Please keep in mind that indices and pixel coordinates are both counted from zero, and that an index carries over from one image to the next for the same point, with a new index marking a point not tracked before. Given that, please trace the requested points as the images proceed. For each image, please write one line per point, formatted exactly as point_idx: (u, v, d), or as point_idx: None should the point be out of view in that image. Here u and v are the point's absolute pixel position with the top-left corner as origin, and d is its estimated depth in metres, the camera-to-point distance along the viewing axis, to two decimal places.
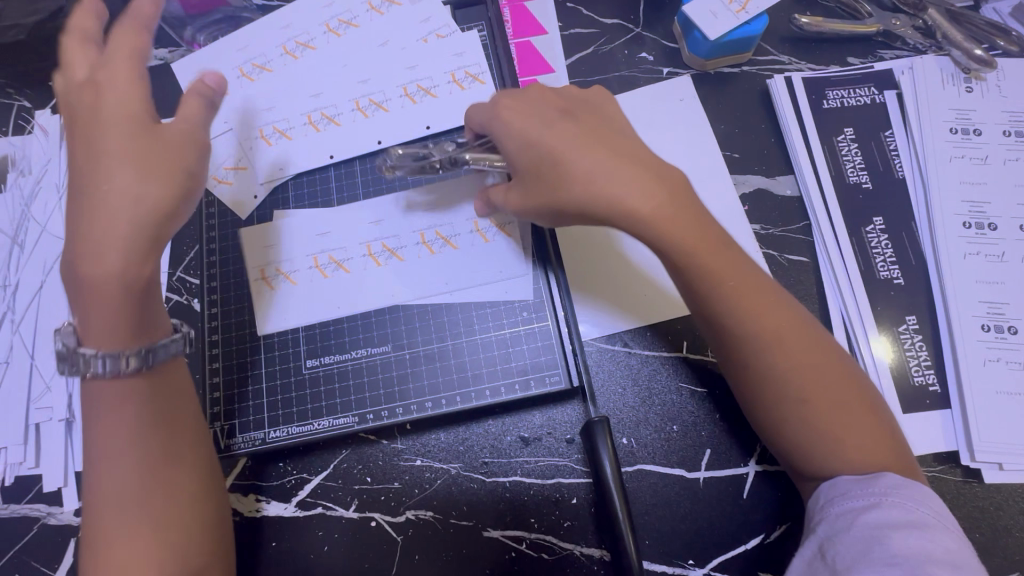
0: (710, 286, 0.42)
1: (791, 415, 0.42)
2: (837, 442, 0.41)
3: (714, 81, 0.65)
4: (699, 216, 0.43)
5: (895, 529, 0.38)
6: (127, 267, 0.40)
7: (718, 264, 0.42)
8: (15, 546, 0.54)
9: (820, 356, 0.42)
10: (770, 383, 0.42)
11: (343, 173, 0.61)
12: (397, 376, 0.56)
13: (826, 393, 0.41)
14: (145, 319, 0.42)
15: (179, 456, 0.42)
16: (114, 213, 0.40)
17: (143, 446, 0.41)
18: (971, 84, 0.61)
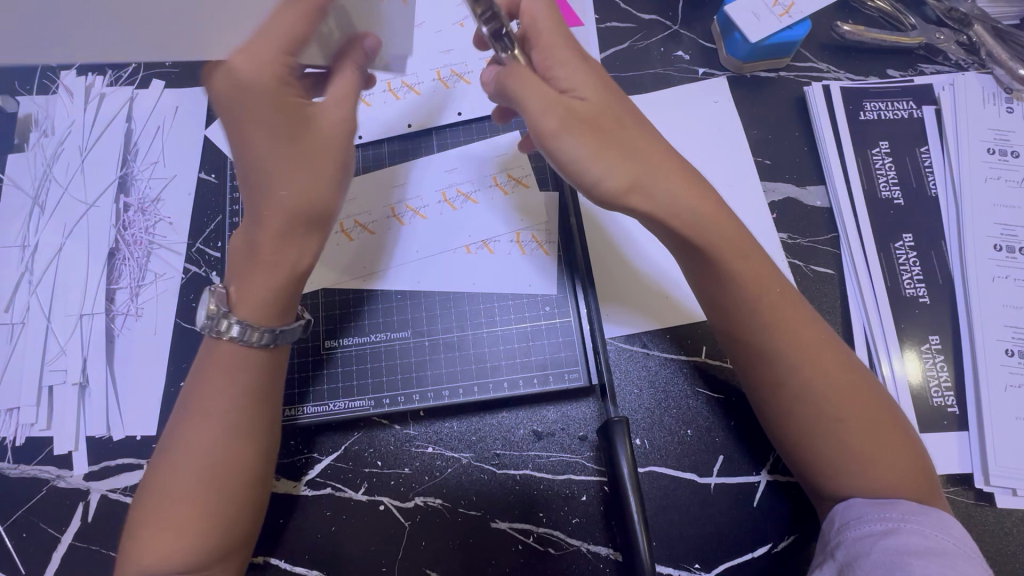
0: (744, 298, 0.43)
1: (810, 431, 0.43)
2: (855, 463, 0.42)
3: (750, 85, 0.64)
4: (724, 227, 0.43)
5: (916, 555, 0.38)
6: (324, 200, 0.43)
7: (751, 280, 0.43)
8: (24, 505, 0.54)
9: (849, 376, 0.43)
10: (802, 390, 0.43)
11: (371, 154, 0.62)
12: (415, 363, 0.56)
13: (851, 415, 0.42)
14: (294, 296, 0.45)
15: (256, 433, 0.44)
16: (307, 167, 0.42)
17: (232, 415, 0.43)
18: (1012, 104, 0.60)
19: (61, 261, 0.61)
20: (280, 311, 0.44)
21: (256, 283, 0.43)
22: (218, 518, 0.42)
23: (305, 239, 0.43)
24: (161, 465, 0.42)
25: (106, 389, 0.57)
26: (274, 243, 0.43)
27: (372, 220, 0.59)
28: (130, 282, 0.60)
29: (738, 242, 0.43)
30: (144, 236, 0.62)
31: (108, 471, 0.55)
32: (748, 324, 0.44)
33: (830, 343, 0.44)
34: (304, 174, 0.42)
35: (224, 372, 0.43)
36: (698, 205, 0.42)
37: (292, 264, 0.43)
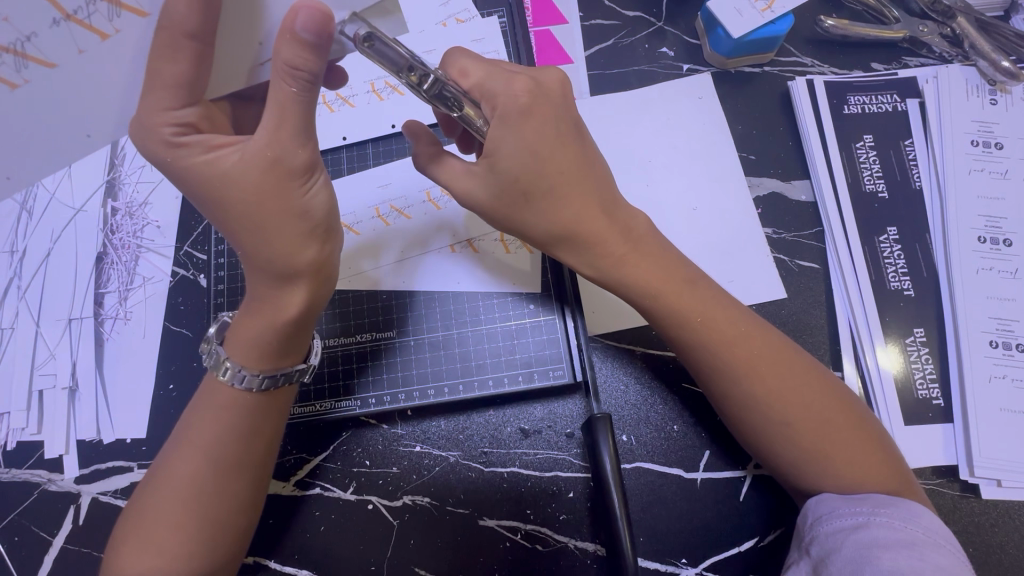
0: (678, 324, 0.45)
1: (766, 437, 0.44)
2: (820, 465, 0.43)
3: (734, 80, 0.64)
4: (639, 258, 0.47)
5: (885, 548, 0.38)
6: (296, 252, 0.42)
7: (682, 304, 0.45)
8: (15, 510, 0.55)
9: (799, 380, 0.44)
10: (752, 408, 0.44)
11: (356, 154, 0.62)
12: (401, 363, 0.56)
13: (799, 418, 0.43)
14: (292, 346, 0.45)
15: (244, 467, 0.44)
16: (279, 228, 0.41)
17: (219, 450, 0.43)
18: (995, 97, 0.60)
19: (49, 266, 0.61)
20: (275, 356, 0.44)
21: (243, 335, 0.44)
22: (195, 544, 0.42)
23: (284, 291, 0.43)
24: (150, 490, 0.43)
25: (96, 393, 0.57)
26: (262, 302, 0.44)
27: (357, 221, 0.59)
28: (118, 286, 0.61)
29: (654, 271, 0.46)
30: (131, 240, 0.62)
31: (99, 475, 0.55)
32: (686, 339, 0.45)
33: (777, 348, 0.45)
34: (278, 234, 0.41)
35: (219, 406, 0.44)
36: (607, 245, 0.46)
37: (273, 316, 0.43)
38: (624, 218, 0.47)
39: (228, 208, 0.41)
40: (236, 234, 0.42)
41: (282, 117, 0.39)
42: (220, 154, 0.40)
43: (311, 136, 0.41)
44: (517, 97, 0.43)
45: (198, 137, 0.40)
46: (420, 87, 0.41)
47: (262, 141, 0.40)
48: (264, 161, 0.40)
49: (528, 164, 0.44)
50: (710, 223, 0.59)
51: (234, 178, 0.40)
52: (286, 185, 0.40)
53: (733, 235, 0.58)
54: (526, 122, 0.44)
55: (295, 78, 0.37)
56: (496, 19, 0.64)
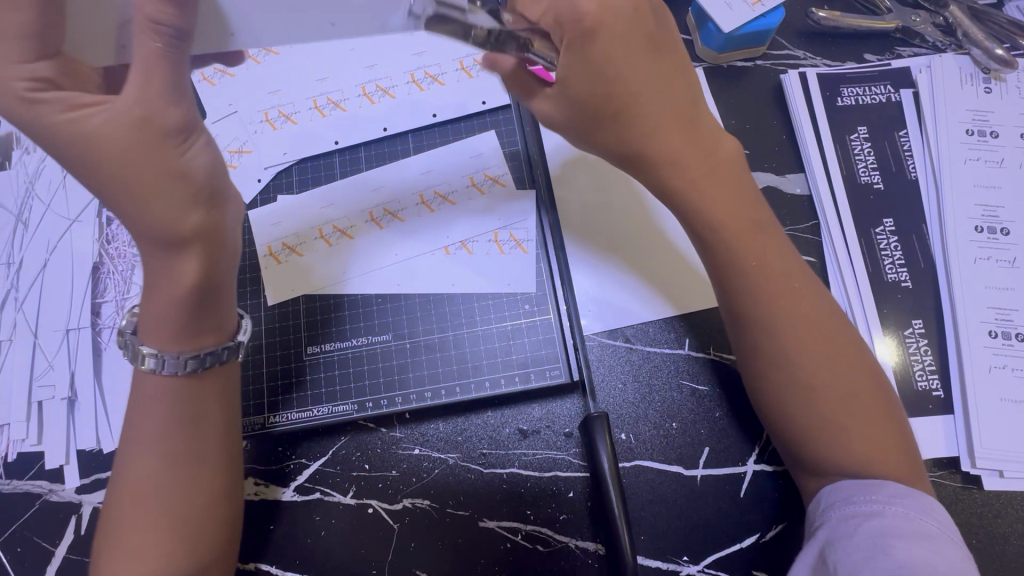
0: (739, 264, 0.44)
1: (789, 400, 0.43)
2: (839, 432, 0.42)
3: (727, 74, 0.64)
4: (729, 187, 0.45)
5: (900, 537, 0.38)
6: (185, 216, 0.41)
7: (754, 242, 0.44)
8: (17, 521, 0.55)
9: (836, 344, 0.43)
10: (780, 364, 0.43)
11: (348, 158, 0.62)
12: (398, 365, 0.56)
13: (831, 381, 0.43)
14: (196, 323, 0.44)
15: (202, 452, 0.44)
16: (158, 188, 0.40)
17: (170, 440, 0.43)
18: (990, 85, 0.60)
19: (45, 276, 0.61)
20: (180, 330, 0.44)
21: (151, 314, 0.44)
22: (169, 544, 0.42)
23: (179, 258, 0.42)
24: (116, 501, 0.43)
25: (95, 402, 0.57)
26: (158, 270, 0.43)
27: (351, 224, 0.59)
28: (115, 295, 0.61)
29: (727, 207, 0.44)
30: (127, 249, 0.62)
31: (99, 484, 0.55)
32: (742, 284, 0.44)
33: (822, 309, 0.44)
34: (159, 196, 0.40)
35: (155, 396, 0.44)
36: (681, 177, 0.44)
37: (171, 284, 0.42)
38: (709, 140, 0.45)
39: (101, 171, 0.40)
40: (110, 194, 0.40)
41: (150, 75, 0.39)
42: (83, 114, 0.38)
43: (185, 94, 0.41)
44: (626, 7, 0.41)
45: (55, 94, 0.38)
46: (488, 38, 0.43)
47: (130, 99, 0.39)
48: (134, 119, 0.39)
49: (620, 81, 0.42)
50: None
51: (104, 141, 0.39)
52: (155, 146, 0.40)
53: None
54: (630, 39, 0.41)
55: (159, 33, 0.38)
56: None
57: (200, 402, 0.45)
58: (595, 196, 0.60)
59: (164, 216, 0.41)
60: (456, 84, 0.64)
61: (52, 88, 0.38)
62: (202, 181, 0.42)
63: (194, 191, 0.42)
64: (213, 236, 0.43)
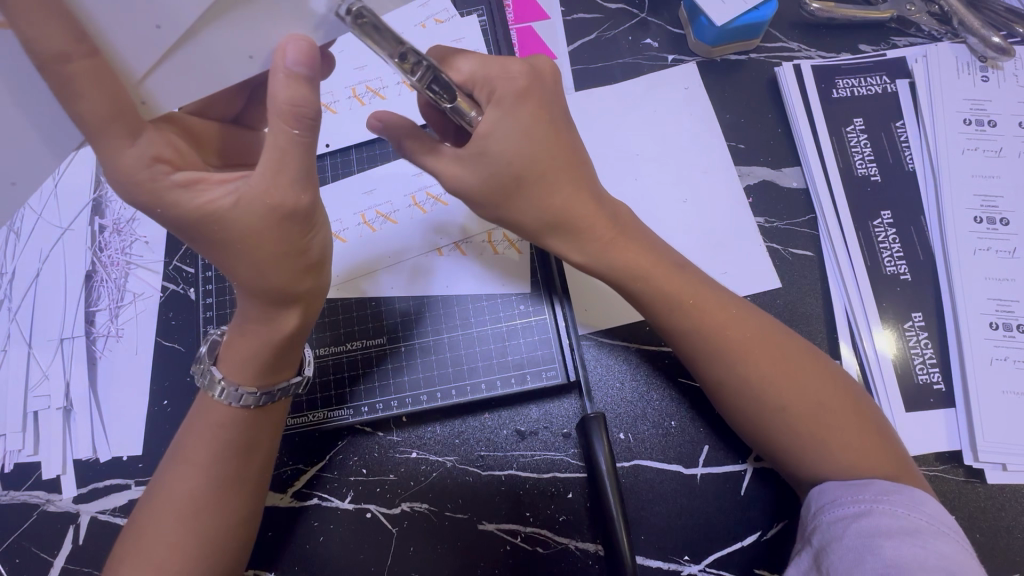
0: (670, 312, 0.46)
1: (763, 425, 0.44)
2: (821, 456, 0.42)
3: (720, 69, 0.63)
4: (634, 246, 0.47)
5: (888, 537, 0.37)
6: (292, 281, 0.41)
7: (673, 289, 0.45)
8: (15, 532, 0.55)
9: (794, 372, 0.43)
10: (747, 394, 0.44)
11: (339, 161, 0.62)
12: (394, 370, 0.55)
13: (794, 405, 0.43)
14: (283, 362, 0.45)
15: (245, 477, 0.44)
16: (280, 267, 0.40)
17: (219, 464, 0.43)
18: (987, 74, 0.59)
19: (39, 285, 0.61)
20: (267, 372, 0.44)
21: (238, 351, 0.44)
22: (191, 563, 0.42)
23: (283, 316, 0.43)
24: (149, 508, 0.43)
25: (91, 412, 0.57)
26: (254, 320, 0.43)
27: (342, 228, 0.59)
28: (109, 303, 0.60)
29: (641, 254, 0.46)
30: (120, 256, 0.62)
31: (96, 493, 0.55)
32: (677, 322, 0.45)
33: (765, 335, 0.45)
34: (268, 267, 0.40)
35: (214, 422, 0.44)
36: (595, 232, 0.46)
37: (267, 335, 0.43)
38: (611, 205, 0.47)
39: (222, 244, 0.39)
40: (221, 260, 0.40)
41: (283, 163, 0.37)
42: (213, 197, 0.38)
43: (312, 178, 0.39)
44: (514, 80, 0.43)
45: (176, 177, 0.37)
46: (412, 76, 0.40)
47: (260, 188, 0.37)
48: (267, 208, 0.37)
49: (520, 146, 0.43)
50: (701, 214, 0.58)
51: (238, 227, 0.38)
52: (287, 231, 0.39)
53: (725, 226, 0.58)
54: (521, 107, 0.43)
55: (298, 119, 0.36)
56: (476, 18, 0.64)
57: (258, 433, 0.45)
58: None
59: (275, 281, 0.41)
60: None
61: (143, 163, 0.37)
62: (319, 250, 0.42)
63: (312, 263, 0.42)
64: (313, 293, 0.44)
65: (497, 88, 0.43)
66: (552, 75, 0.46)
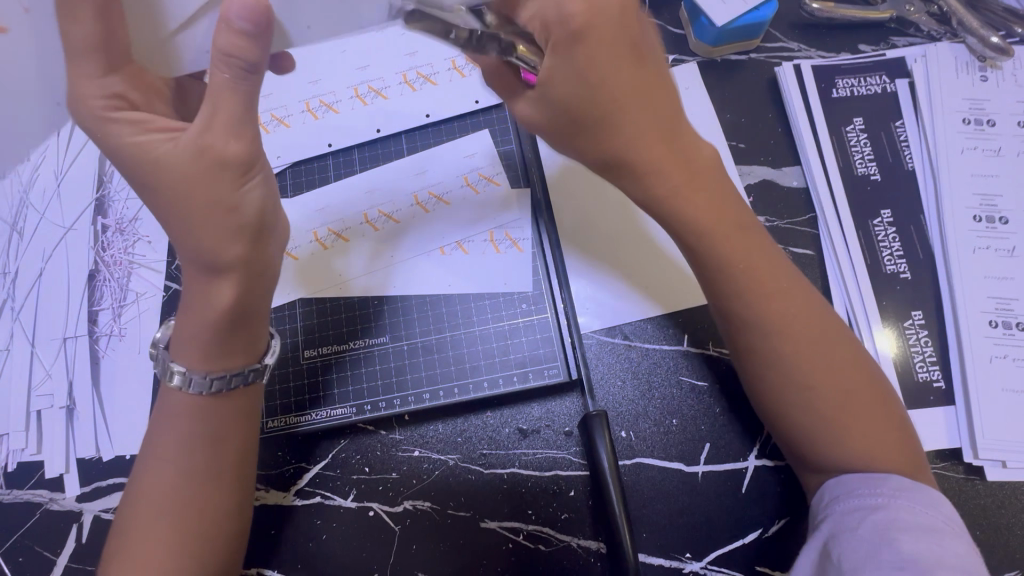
0: (723, 266, 0.44)
1: (783, 403, 0.44)
2: (840, 433, 0.42)
3: (720, 68, 0.63)
4: (711, 194, 0.44)
5: (905, 532, 0.37)
6: (223, 246, 0.41)
7: (736, 243, 0.44)
8: (17, 531, 0.55)
9: (828, 342, 0.44)
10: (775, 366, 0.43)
11: (341, 161, 0.62)
12: (396, 368, 0.56)
13: (822, 382, 0.43)
14: (226, 346, 0.44)
15: (217, 470, 0.44)
16: (210, 221, 0.40)
17: (189, 455, 0.43)
18: (986, 73, 0.60)
19: (41, 285, 0.61)
20: (210, 352, 0.44)
21: (184, 330, 0.44)
22: (172, 560, 0.42)
23: (216, 285, 0.43)
24: (129, 510, 0.43)
25: (94, 411, 0.57)
26: (195, 293, 0.43)
27: (345, 227, 0.59)
28: (112, 302, 0.61)
29: (708, 210, 0.44)
30: (123, 256, 0.62)
31: (99, 492, 0.55)
32: (728, 282, 0.44)
33: (811, 309, 0.44)
34: (207, 225, 0.40)
35: (181, 413, 0.44)
36: (664, 176, 0.43)
37: (203, 308, 0.43)
38: (687, 148, 0.44)
39: (164, 205, 0.41)
40: (170, 227, 0.42)
41: (216, 111, 0.39)
42: (153, 137, 0.40)
43: (251, 123, 0.40)
44: (570, 12, 0.39)
45: (127, 115, 0.39)
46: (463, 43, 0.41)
47: (194, 132, 0.39)
48: (195, 147, 0.39)
49: (582, 92, 0.41)
50: None
51: (169, 162, 0.39)
52: (217, 178, 0.40)
53: None
54: (580, 46, 0.39)
55: (230, 65, 0.37)
56: None
57: (221, 420, 0.45)
58: (590, 203, 0.59)
59: (214, 248, 0.41)
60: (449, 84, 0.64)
61: (100, 95, 0.38)
62: (252, 213, 0.42)
63: (243, 224, 0.41)
64: (252, 265, 0.43)
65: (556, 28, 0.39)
66: (620, 6, 0.40)
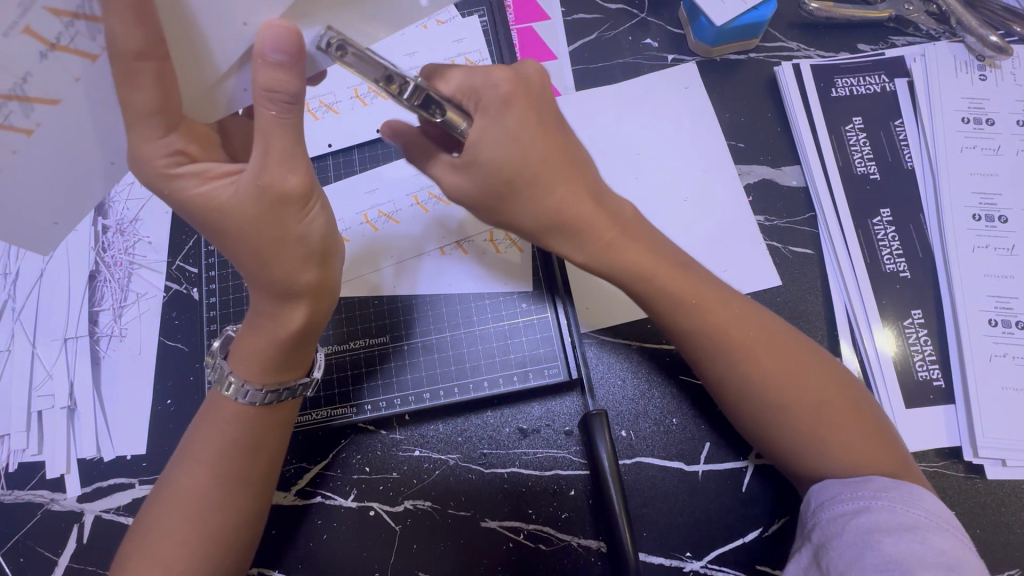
0: (671, 311, 0.45)
1: (758, 417, 0.44)
2: (827, 452, 0.42)
3: (720, 68, 0.63)
4: (645, 246, 0.46)
5: (887, 533, 0.37)
6: (297, 274, 0.41)
7: (676, 291, 0.45)
8: (19, 531, 0.55)
9: (797, 359, 0.44)
10: (746, 395, 0.44)
11: (341, 160, 0.62)
12: (400, 368, 0.56)
13: (799, 402, 0.43)
14: (289, 363, 0.45)
15: (253, 479, 0.44)
16: (282, 255, 0.40)
17: (229, 464, 0.44)
18: (985, 72, 0.60)
19: (42, 285, 0.61)
20: (277, 370, 0.45)
21: (247, 350, 0.44)
22: (201, 561, 0.42)
23: (287, 310, 0.43)
24: (154, 506, 0.44)
25: (94, 411, 0.57)
26: (266, 315, 0.43)
27: (345, 227, 0.59)
28: (113, 303, 0.61)
29: (643, 254, 0.46)
30: (123, 256, 0.62)
31: (100, 492, 0.55)
32: (678, 323, 0.45)
33: (771, 332, 0.45)
34: (277, 259, 0.40)
35: (224, 418, 0.44)
36: (596, 232, 0.45)
37: (276, 331, 0.43)
38: (613, 204, 0.46)
39: (222, 232, 0.40)
40: (229, 252, 0.41)
41: (270, 145, 0.37)
42: (215, 185, 0.39)
43: (304, 159, 0.38)
44: (498, 87, 0.42)
45: (192, 167, 0.38)
46: (401, 96, 0.40)
47: (254, 168, 0.37)
48: (255, 190, 0.38)
49: (510, 153, 0.42)
50: (701, 213, 0.58)
51: (230, 204, 0.38)
52: (280, 212, 0.39)
53: (725, 225, 0.58)
54: (508, 112, 0.42)
55: (273, 101, 0.36)
56: (477, 19, 0.64)
57: (266, 434, 0.45)
58: None
59: (289, 275, 0.41)
60: None
61: (164, 154, 0.37)
62: (321, 243, 0.41)
63: (315, 254, 0.41)
64: (322, 289, 0.43)
65: (485, 93, 0.42)
66: (539, 81, 0.45)
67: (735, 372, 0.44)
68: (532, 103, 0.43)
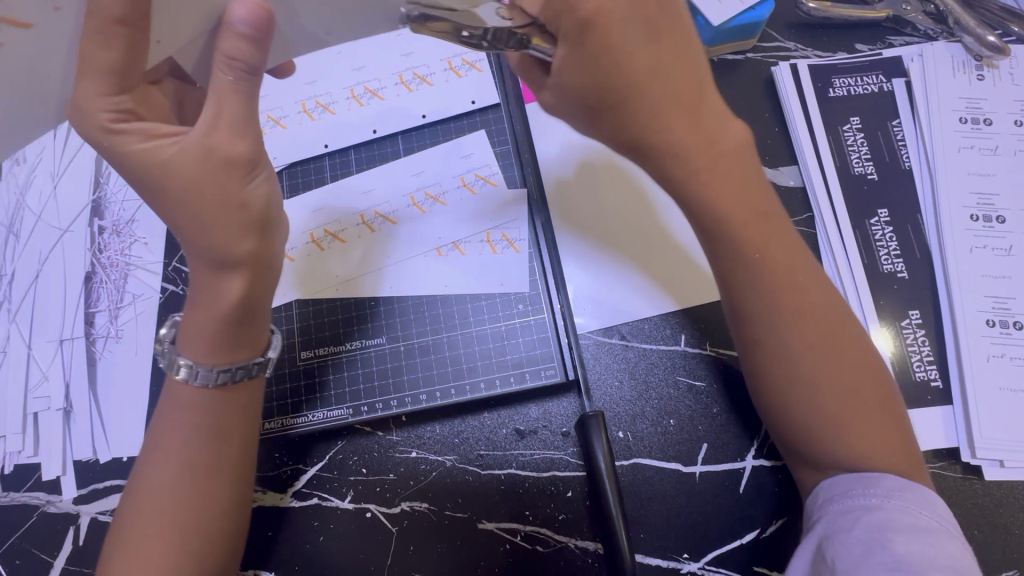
0: (745, 256, 0.42)
1: (790, 394, 0.43)
2: (849, 435, 0.41)
3: (718, 68, 0.63)
4: (742, 181, 0.42)
5: (900, 533, 0.37)
6: (235, 242, 0.41)
7: (751, 233, 0.42)
8: (14, 534, 0.55)
9: (839, 329, 0.43)
10: (784, 360, 0.42)
11: (338, 161, 0.62)
12: (362, 374, 0.56)
13: (826, 377, 0.42)
14: (234, 340, 0.44)
15: (222, 467, 0.44)
16: (220, 221, 0.40)
17: (192, 451, 0.43)
18: (982, 72, 0.60)
19: (38, 287, 0.61)
20: (226, 348, 0.44)
21: (193, 328, 0.43)
22: (180, 555, 0.42)
23: (226, 280, 0.42)
24: (130, 506, 0.43)
25: (91, 411, 0.57)
26: (204, 289, 0.43)
27: (342, 228, 0.59)
28: (109, 305, 0.61)
29: (737, 190, 0.42)
30: (119, 258, 0.62)
31: (96, 494, 0.55)
32: (747, 272, 0.43)
33: (823, 292, 0.44)
34: (215, 227, 0.40)
35: (184, 406, 0.44)
36: (692, 157, 0.41)
37: (215, 305, 0.42)
38: (716, 129, 0.41)
39: (165, 203, 0.40)
40: (173, 226, 0.41)
41: (222, 114, 0.38)
42: (159, 143, 0.39)
43: (253, 129, 0.40)
44: None
45: (137, 124, 0.39)
46: (481, 40, 0.39)
47: (198, 136, 0.38)
48: (201, 150, 0.38)
49: (635, 55, 0.38)
50: None
51: (177, 178, 0.39)
52: (225, 179, 0.39)
53: None
54: (641, 5, 0.37)
55: (232, 67, 0.37)
56: None
57: (223, 417, 0.45)
58: (606, 191, 0.59)
59: (226, 244, 0.40)
60: (444, 85, 0.63)
61: (125, 120, 0.38)
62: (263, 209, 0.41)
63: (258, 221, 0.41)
64: (261, 258, 0.43)
65: None
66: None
67: (780, 330, 0.42)
68: (652, 2, 0.38)
